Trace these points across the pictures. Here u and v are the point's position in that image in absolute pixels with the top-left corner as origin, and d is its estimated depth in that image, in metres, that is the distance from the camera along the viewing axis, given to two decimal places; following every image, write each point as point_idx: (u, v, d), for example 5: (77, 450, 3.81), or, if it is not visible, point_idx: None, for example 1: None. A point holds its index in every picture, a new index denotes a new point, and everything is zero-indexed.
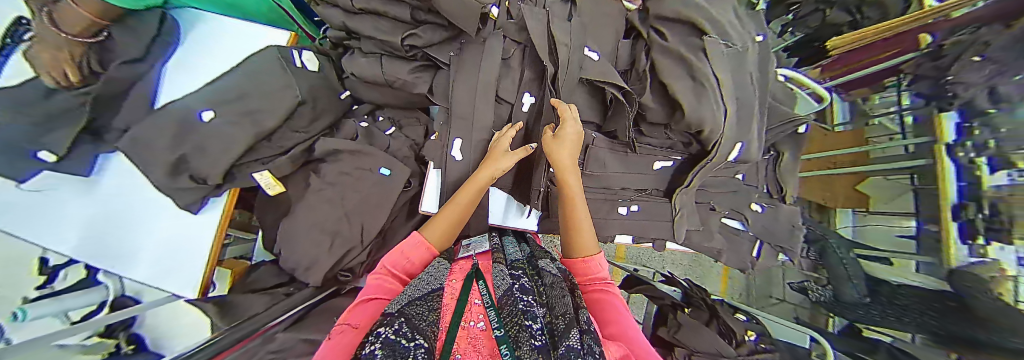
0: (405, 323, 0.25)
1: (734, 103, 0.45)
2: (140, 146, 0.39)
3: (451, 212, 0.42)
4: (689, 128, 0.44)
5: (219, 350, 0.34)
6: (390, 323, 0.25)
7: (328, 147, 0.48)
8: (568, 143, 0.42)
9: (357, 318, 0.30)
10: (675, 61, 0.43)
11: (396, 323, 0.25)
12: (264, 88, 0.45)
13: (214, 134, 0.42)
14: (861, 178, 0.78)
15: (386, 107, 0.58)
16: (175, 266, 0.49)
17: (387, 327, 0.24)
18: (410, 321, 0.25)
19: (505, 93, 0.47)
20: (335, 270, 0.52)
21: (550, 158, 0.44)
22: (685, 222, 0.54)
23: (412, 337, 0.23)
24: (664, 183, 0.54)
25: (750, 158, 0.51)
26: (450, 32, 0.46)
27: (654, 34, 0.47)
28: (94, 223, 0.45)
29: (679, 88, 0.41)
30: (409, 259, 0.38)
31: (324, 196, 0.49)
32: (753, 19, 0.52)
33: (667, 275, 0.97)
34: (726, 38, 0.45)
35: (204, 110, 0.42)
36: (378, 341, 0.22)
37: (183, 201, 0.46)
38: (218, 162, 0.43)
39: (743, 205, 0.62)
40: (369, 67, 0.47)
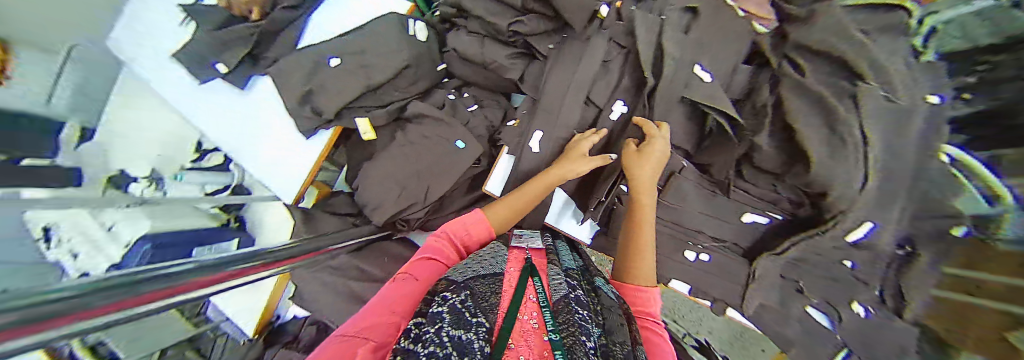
0: (469, 298, 0.28)
1: (879, 173, 0.37)
2: (285, 76, 0.49)
3: (517, 197, 0.42)
4: (806, 187, 0.38)
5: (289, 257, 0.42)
6: (457, 294, 0.28)
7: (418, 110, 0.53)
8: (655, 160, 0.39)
9: (419, 271, 0.33)
10: (813, 107, 0.36)
11: (462, 295, 0.28)
12: (382, 47, 0.50)
13: (335, 76, 0.49)
14: None
15: (473, 86, 0.60)
16: (285, 176, 0.55)
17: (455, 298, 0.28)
18: (475, 299, 0.29)
19: (597, 96, 0.45)
20: (395, 218, 0.56)
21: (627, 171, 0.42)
22: (759, 292, 0.47)
23: (475, 315, 0.26)
24: (749, 239, 0.47)
25: (877, 245, 0.42)
26: (554, 24, 0.46)
27: (790, 67, 0.40)
28: (233, 119, 0.55)
29: (811, 139, 0.35)
30: (469, 231, 0.39)
31: (403, 152, 0.54)
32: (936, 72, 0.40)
33: (702, 340, 0.85)
34: (893, 89, 0.35)
35: (332, 58, 0.50)
36: (446, 306, 0.26)
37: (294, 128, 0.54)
38: (333, 100, 0.50)
39: (842, 298, 0.50)
40: (471, 45, 0.50)
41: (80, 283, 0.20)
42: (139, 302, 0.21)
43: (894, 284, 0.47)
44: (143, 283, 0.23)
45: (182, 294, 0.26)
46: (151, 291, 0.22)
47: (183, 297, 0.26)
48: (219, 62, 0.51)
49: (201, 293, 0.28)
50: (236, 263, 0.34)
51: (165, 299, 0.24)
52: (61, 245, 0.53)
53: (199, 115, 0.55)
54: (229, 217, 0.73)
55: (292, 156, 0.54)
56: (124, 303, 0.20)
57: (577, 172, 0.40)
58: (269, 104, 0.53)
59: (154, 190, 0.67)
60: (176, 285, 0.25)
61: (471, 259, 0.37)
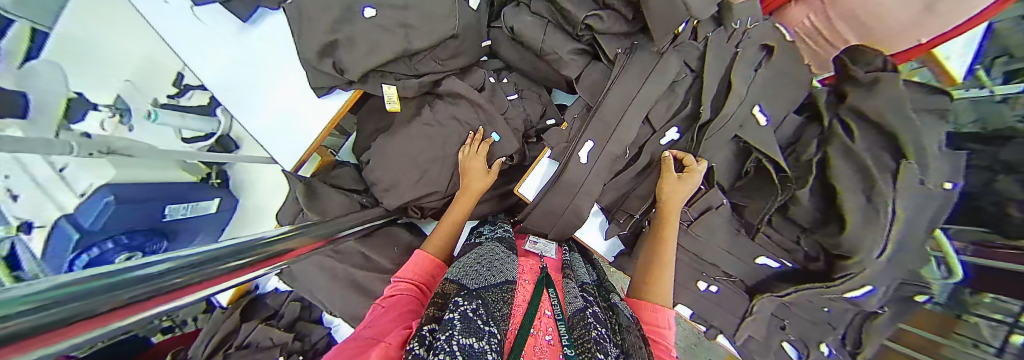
0: (482, 306, 0.28)
1: (895, 242, 0.39)
2: (307, 20, 0.40)
3: (448, 225, 0.44)
4: (834, 246, 0.40)
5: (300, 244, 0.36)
6: (468, 300, 0.28)
7: (455, 89, 0.48)
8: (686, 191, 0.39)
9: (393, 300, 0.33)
10: (853, 170, 0.38)
11: (474, 304, 0.27)
12: (430, 7, 0.43)
13: (369, 32, 0.42)
14: None
15: (515, 73, 0.56)
16: (286, 136, 0.49)
17: (467, 304, 0.27)
18: (486, 307, 0.28)
19: (656, 117, 0.43)
20: (409, 204, 0.52)
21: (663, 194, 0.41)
22: (752, 328, 0.50)
23: (487, 323, 0.26)
24: (756, 279, 0.49)
25: (867, 305, 0.46)
26: (630, 28, 0.43)
27: (840, 127, 0.41)
28: (234, 55, 0.46)
29: (851, 203, 0.37)
30: (425, 264, 0.39)
31: (427, 131, 0.49)
32: (952, 162, 0.40)
33: None
34: (927, 172, 0.38)
35: (368, 7, 0.42)
36: (458, 313, 0.26)
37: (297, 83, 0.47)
38: (360, 60, 0.42)
39: (813, 339, 0.55)
40: (532, 30, 0.45)
41: (73, 276, 0.14)
42: (127, 313, 0.15)
43: (855, 329, 0.54)
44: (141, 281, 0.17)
45: (172, 300, 0.19)
46: (148, 295, 0.17)
47: (176, 302, 0.20)
48: None
49: (193, 297, 0.22)
50: (240, 257, 0.26)
51: (152, 308, 0.18)
52: None
53: (195, 46, 0.45)
54: (209, 170, 0.68)
55: (298, 117, 0.48)
56: (116, 312, 0.14)
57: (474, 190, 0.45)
58: (287, 47, 0.45)
59: (119, 123, 0.59)
60: (178, 289, 0.19)
61: (485, 261, 0.36)
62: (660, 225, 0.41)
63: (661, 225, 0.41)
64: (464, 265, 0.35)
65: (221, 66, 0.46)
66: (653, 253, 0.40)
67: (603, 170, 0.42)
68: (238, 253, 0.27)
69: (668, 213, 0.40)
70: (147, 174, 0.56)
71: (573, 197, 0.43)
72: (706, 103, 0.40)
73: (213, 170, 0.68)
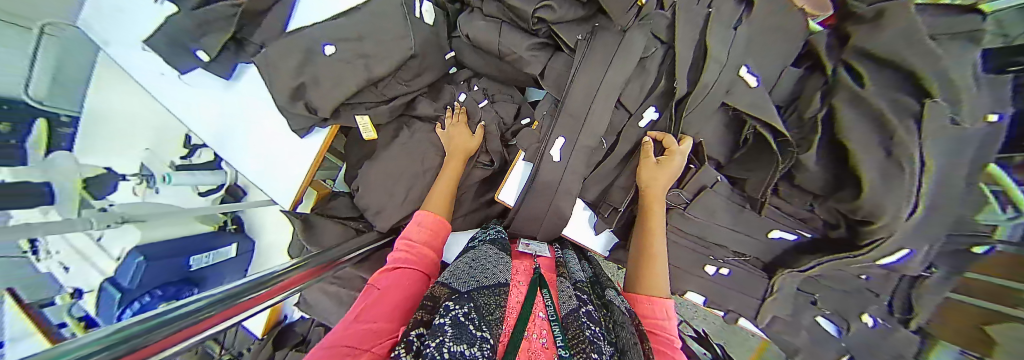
0: (474, 309, 0.23)
1: (929, 198, 0.34)
2: (272, 68, 0.43)
3: (441, 188, 0.47)
4: (853, 212, 0.35)
5: (299, 275, 0.38)
6: (461, 304, 0.24)
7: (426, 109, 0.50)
8: (672, 169, 0.37)
9: (385, 281, 0.34)
10: (868, 125, 0.32)
11: (466, 307, 0.23)
12: (383, 33, 0.43)
13: (331, 68, 0.43)
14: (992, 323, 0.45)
15: (484, 77, 0.56)
16: (279, 177, 0.52)
17: (456, 303, 0.24)
18: (478, 308, 0.24)
19: (629, 100, 0.41)
20: (401, 224, 0.54)
21: (643, 185, 0.40)
22: (776, 307, 0.47)
23: (480, 327, 0.21)
24: (771, 255, 0.46)
25: (906, 269, 0.40)
26: (586, 11, 0.41)
27: (847, 76, 0.35)
28: (224, 112, 0.49)
29: (866, 162, 0.32)
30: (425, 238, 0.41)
31: (406, 150, 0.52)
32: (990, 89, 0.31)
33: (699, 333, 0.93)
34: (966, 112, 0.31)
35: (326, 44, 0.43)
36: (449, 318, 0.21)
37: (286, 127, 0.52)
38: (328, 96, 0.44)
39: (852, 312, 0.50)
40: (487, 33, 0.44)
41: (125, 322, 0.17)
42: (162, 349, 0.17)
43: (903, 294, 0.48)
44: (162, 323, 0.19)
45: (204, 330, 0.22)
46: (170, 332, 0.18)
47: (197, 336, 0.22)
48: (199, 49, 0.44)
49: (205, 333, 0.23)
50: (254, 291, 0.30)
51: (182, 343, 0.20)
52: (49, 256, 0.52)
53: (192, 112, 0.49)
54: (225, 218, 0.78)
55: (289, 157, 0.51)
56: (166, 342, 0.18)
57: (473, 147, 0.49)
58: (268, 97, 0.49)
59: (146, 188, 0.67)
60: (195, 325, 0.21)
61: (475, 266, 0.33)
62: (646, 209, 0.40)
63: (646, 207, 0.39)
64: (456, 269, 0.33)
65: (212, 122, 0.50)
66: (642, 241, 0.40)
67: (579, 166, 0.41)
68: (244, 291, 0.29)
69: (650, 203, 0.39)
70: (171, 233, 0.65)
71: (552, 199, 0.42)
72: (678, 77, 0.37)
73: (229, 217, 0.79)
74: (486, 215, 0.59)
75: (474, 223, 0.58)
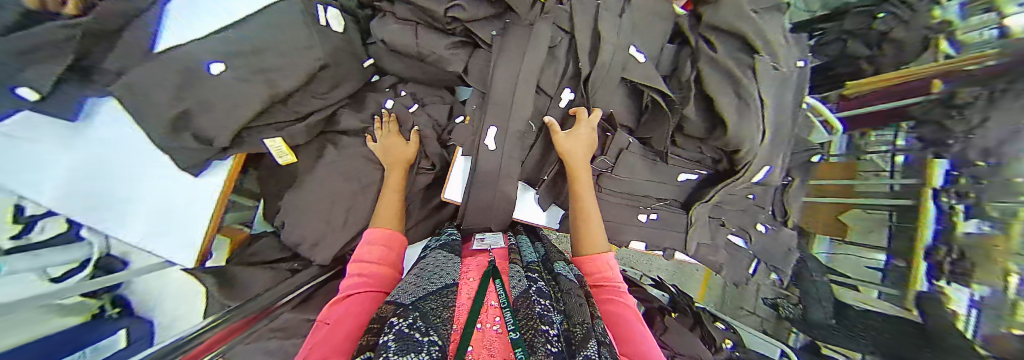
0: (419, 318, 0.23)
1: (773, 125, 0.44)
2: (135, 96, 0.34)
3: (386, 202, 0.45)
4: (725, 146, 0.44)
5: (230, 327, 0.39)
6: (405, 317, 0.23)
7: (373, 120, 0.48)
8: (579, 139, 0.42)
9: (332, 315, 0.30)
10: (723, 76, 0.41)
11: (411, 317, 0.23)
12: (286, 43, 0.39)
13: (225, 90, 0.37)
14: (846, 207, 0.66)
15: (410, 82, 0.55)
16: (169, 230, 0.48)
17: (401, 318, 0.23)
18: (425, 316, 0.24)
19: (547, 85, 0.45)
20: (346, 250, 0.51)
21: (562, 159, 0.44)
22: (698, 235, 0.56)
23: (428, 334, 0.21)
24: (684, 195, 0.55)
25: (771, 182, 0.51)
26: (495, 9, 0.43)
27: (703, 44, 0.44)
28: (76, 170, 0.39)
29: (725, 104, 0.40)
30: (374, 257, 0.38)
31: (338, 169, 0.49)
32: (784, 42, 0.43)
33: (657, 279, 1.07)
34: (777, 60, 0.42)
35: (212, 62, 0.35)
36: (393, 334, 0.20)
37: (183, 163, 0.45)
38: (222, 123, 0.40)
39: (749, 224, 0.63)
40: (401, 36, 0.43)
41: None
42: None
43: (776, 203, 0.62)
44: None
45: None
46: None
47: None
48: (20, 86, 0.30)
49: None
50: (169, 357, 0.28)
51: None
52: None
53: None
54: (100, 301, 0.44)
55: (183, 206, 0.48)
56: None
57: (411, 153, 0.47)
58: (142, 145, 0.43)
59: None
60: None
61: (429, 274, 0.33)
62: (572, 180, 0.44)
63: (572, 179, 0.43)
64: (406, 283, 0.31)
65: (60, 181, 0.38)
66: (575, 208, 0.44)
67: (514, 150, 0.43)
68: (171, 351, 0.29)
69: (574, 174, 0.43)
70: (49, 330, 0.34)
71: (497, 185, 0.44)
72: (580, 59, 0.42)
73: None
74: (438, 220, 0.58)
75: (426, 230, 0.56)
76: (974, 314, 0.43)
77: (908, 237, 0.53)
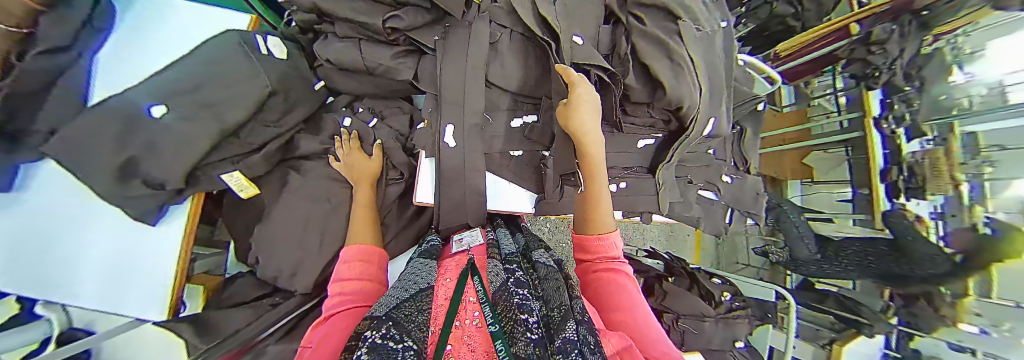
0: (393, 327, 0.22)
1: (708, 82, 0.48)
2: (72, 150, 0.34)
3: (357, 217, 0.45)
4: (669, 105, 0.46)
5: None
6: (379, 328, 0.22)
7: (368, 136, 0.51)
8: (585, 105, 0.34)
9: (312, 338, 0.29)
10: (653, 43, 0.44)
11: (385, 328, 0.22)
12: (226, 79, 0.40)
13: (166, 130, 0.37)
14: (806, 152, 0.93)
15: (365, 98, 0.56)
16: (130, 286, 0.47)
17: (375, 330, 0.21)
18: (399, 323, 0.23)
19: (496, 78, 0.45)
20: (327, 272, 0.51)
21: (564, 125, 0.36)
22: (668, 194, 0.58)
23: (402, 340, 0.20)
24: (647, 160, 0.58)
25: (721, 133, 0.55)
26: (433, 15, 0.44)
27: (634, 20, 0.47)
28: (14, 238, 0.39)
29: (659, 67, 0.42)
30: (350, 277, 0.37)
31: (306, 193, 0.49)
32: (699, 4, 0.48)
33: (649, 249, 1.10)
34: (697, 21, 0.46)
35: (153, 105, 0.36)
36: (366, 346, 0.19)
37: (139, 213, 0.44)
38: (174, 165, 0.39)
39: (715, 177, 0.66)
40: (347, 54, 0.45)
41: None
42: None
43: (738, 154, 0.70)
44: None
45: None
46: None
47: None
48: None
49: None
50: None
51: None
52: None
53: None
54: None
55: (139, 260, 0.48)
56: None
57: (375, 167, 0.48)
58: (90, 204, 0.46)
59: None
60: None
61: (401, 285, 0.32)
62: (583, 153, 0.38)
63: (584, 154, 0.38)
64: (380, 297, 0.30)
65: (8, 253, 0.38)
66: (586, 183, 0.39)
67: (475, 144, 0.45)
68: None
69: (583, 139, 0.36)
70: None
71: (464, 180, 0.45)
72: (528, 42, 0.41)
73: None
74: (418, 227, 0.58)
75: (408, 240, 0.56)
76: (938, 221, 0.67)
77: (867, 172, 0.79)
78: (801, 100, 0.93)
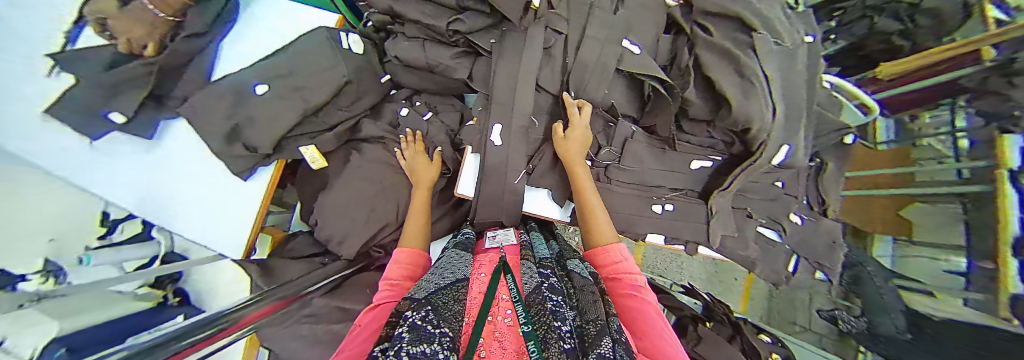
0: (431, 312, 0.24)
1: (784, 103, 0.42)
2: (200, 114, 0.43)
3: (413, 208, 0.49)
4: (735, 125, 0.42)
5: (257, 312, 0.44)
6: (419, 311, 0.24)
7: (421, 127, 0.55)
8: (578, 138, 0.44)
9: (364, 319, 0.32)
10: (720, 57, 0.41)
11: (423, 312, 0.23)
12: (315, 66, 0.47)
13: (265, 105, 0.45)
14: (905, 203, 0.76)
15: (423, 93, 0.60)
16: (217, 232, 0.55)
17: (416, 312, 0.23)
18: (437, 309, 0.25)
19: (546, 82, 0.47)
20: (368, 246, 0.56)
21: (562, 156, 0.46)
22: (721, 225, 0.51)
23: (439, 326, 0.21)
24: (700, 183, 0.53)
25: (795, 164, 0.47)
26: (493, 19, 0.46)
27: (699, 31, 0.44)
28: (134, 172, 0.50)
29: (727, 84, 0.39)
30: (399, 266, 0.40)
31: (361, 173, 0.54)
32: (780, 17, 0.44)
33: (687, 286, 0.99)
34: (777, 35, 0.42)
35: (258, 84, 0.45)
36: (407, 326, 0.21)
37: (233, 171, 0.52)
38: (266, 134, 0.46)
39: (781, 214, 0.58)
40: (412, 51, 0.49)
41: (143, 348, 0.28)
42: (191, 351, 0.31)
43: (814, 191, 0.61)
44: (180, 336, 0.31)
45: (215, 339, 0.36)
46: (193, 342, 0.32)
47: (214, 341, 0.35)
48: (112, 112, 0.47)
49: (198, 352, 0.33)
50: (185, 339, 0.32)
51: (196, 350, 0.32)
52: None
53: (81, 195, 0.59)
54: (165, 292, 0.66)
55: (227, 211, 0.56)
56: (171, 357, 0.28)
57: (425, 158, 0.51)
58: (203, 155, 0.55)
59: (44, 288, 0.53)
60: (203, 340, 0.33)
61: (438, 271, 0.34)
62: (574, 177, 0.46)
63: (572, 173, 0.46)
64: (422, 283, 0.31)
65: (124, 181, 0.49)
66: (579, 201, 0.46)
67: (519, 146, 0.45)
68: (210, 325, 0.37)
69: (573, 167, 0.45)
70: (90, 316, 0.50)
71: (505, 179, 0.46)
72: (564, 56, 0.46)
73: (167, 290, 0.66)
74: (455, 218, 0.60)
75: (442, 230, 0.58)
76: None
77: (992, 239, 0.57)
78: (904, 138, 0.77)
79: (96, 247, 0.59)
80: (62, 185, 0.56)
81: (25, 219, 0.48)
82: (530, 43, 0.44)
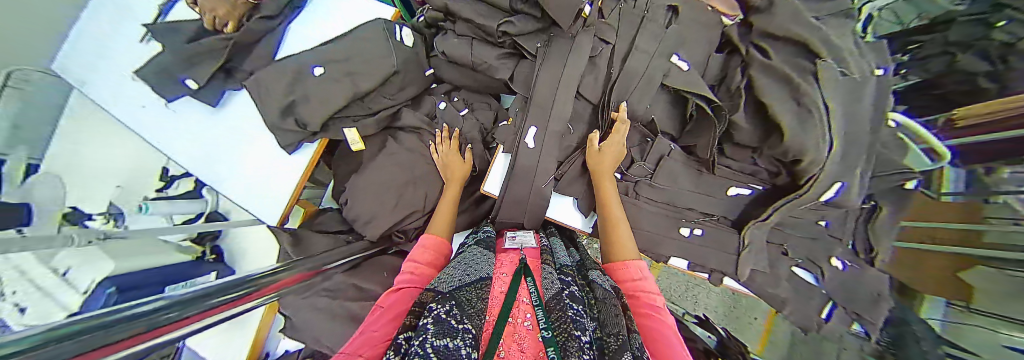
0: (455, 307, 0.25)
1: (842, 138, 0.39)
2: (264, 88, 0.48)
3: (444, 201, 0.50)
4: (784, 155, 0.40)
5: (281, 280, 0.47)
6: (443, 304, 0.25)
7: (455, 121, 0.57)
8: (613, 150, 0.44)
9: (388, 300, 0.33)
10: (778, 82, 0.39)
11: (448, 306, 0.24)
12: (369, 54, 0.50)
13: (320, 86, 0.48)
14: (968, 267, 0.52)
15: (462, 89, 0.62)
16: (259, 200, 0.58)
17: (440, 305, 0.24)
18: (460, 304, 0.25)
19: (586, 90, 0.47)
20: (392, 230, 0.58)
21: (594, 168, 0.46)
22: (754, 259, 0.48)
23: (462, 321, 0.22)
24: (735, 211, 0.50)
25: (847, 204, 0.43)
26: (543, 24, 0.47)
27: (756, 52, 0.42)
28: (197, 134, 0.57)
29: (782, 111, 0.37)
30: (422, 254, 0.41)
31: (395, 159, 0.57)
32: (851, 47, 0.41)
33: (701, 317, 0.94)
34: (844, 65, 0.39)
35: (316, 66, 0.49)
36: (431, 317, 0.22)
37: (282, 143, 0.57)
38: (316, 111, 0.49)
39: (821, 256, 0.54)
40: (460, 48, 0.50)
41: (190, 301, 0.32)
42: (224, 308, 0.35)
43: (862, 235, 0.56)
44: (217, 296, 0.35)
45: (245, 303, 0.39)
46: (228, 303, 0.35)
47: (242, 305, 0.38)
48: (188, 79, 0.54)
49: (228, 314, 0.36)
50: (216, 297, 0.35)
51: (228, 309, 0.35)
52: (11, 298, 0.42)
53: (149, 155, 0.72)
54: (203, 249, 0.73)
55: (269, 181, 0.58)
56: (205, 312, 0.31)
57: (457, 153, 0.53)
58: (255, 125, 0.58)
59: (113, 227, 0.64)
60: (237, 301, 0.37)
61: (460, 266, 0.35)
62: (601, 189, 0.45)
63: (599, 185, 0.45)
64: (446, 275, 0.32)
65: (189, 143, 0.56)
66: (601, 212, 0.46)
67: (552, 150, 0.45)
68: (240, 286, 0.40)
69: (601, 183, 0.45)
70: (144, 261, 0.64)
71: (533, 182, 0.46)
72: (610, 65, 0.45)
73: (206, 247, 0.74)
74: (476, 214, 0.61)
75: (463, 224, 0.59)
76: None
77: None
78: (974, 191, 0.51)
79: (153, 198, 0.71)
80: (133, 139, 0.69)
81: (95, 168, 0.64)
82: (576, 51, 0.45)
